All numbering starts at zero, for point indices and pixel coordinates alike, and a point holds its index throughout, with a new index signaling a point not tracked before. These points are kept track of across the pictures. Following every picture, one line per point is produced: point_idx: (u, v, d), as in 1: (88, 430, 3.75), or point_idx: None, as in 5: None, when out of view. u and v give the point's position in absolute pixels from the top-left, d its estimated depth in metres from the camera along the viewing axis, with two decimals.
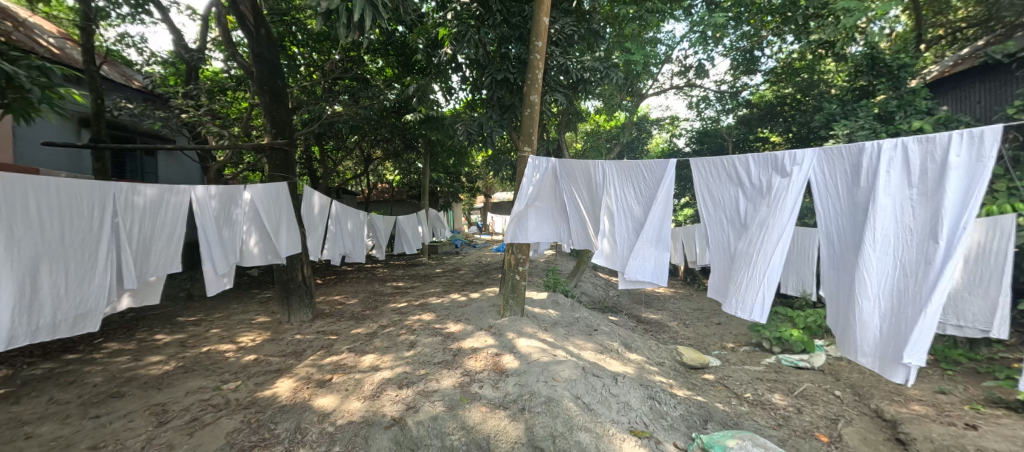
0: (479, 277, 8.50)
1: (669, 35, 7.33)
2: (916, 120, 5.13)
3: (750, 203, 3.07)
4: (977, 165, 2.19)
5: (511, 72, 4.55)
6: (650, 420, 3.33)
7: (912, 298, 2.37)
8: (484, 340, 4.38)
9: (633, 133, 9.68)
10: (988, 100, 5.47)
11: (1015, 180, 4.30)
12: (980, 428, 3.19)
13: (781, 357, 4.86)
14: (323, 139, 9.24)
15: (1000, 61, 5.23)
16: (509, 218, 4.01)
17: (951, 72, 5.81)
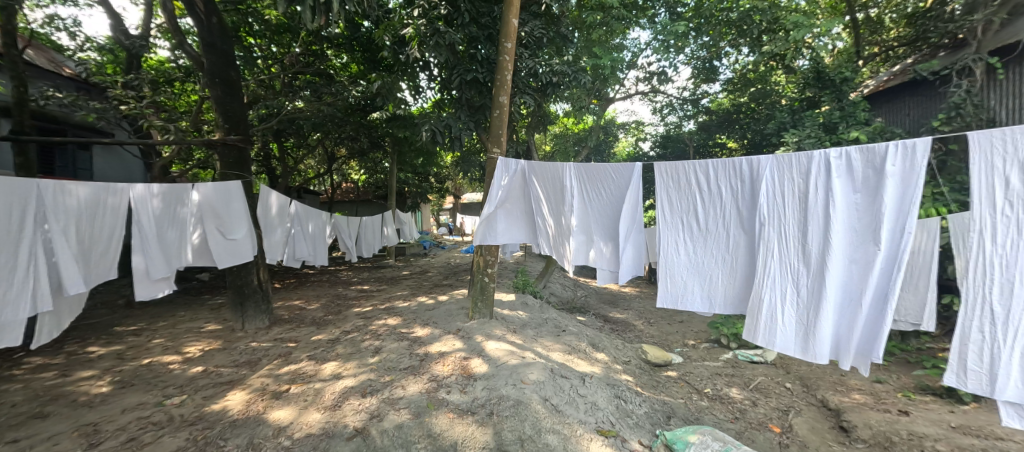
0: (447, 280, 8.38)
1: (634, 42, 7.62)
2: (855, 130, 5.57)
3: (711, 208, 3.21)
4: (912, 172, 2.43)
5: (480, 72, 4.55)
6: (617, 419, 3.39)
7: (861, 296, 2.57)
8: (452, 344, 4.32)
9: (600, 136, 9.94)
10: (917, 112, 6.08)
11: (940, 186, 4.74)
12: (911, 414, 3.48)
13: (738, 352, 5.10)
14: (282, 137, 8.84)
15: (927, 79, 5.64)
16: (479, 220, 3.97)
17: (885, 86, 6.39)
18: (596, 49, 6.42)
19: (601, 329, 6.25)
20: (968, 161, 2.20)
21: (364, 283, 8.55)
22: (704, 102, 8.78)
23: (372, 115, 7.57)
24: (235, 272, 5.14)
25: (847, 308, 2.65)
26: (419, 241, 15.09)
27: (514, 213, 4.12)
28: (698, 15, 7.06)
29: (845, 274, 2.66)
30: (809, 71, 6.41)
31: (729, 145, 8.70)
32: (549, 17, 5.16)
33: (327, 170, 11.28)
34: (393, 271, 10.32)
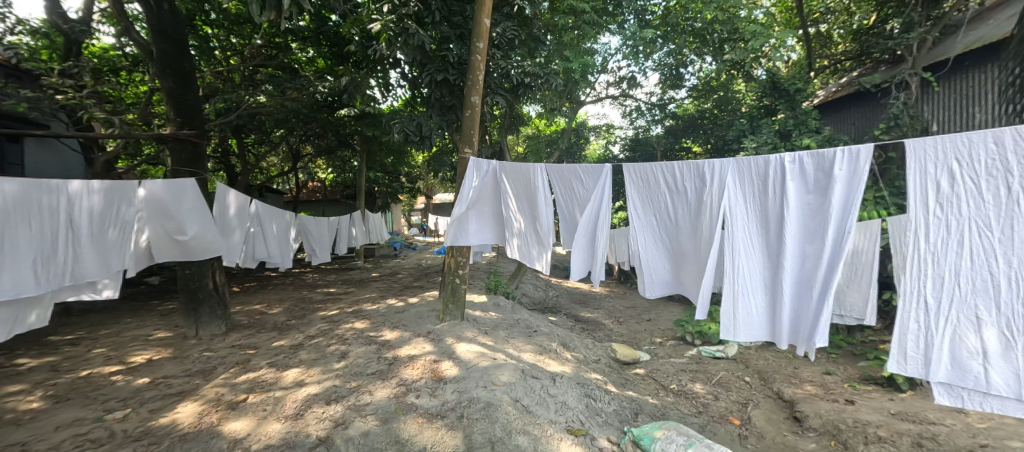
0: (417, 281, 8.22)
1: (604, 47, 7.84)
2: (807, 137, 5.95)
3: (680, 208, 3.37)
4: (855, 176, 2.60)
5: (451, 73, 4.50)
6: (586, 417, 3.43)
7: (810, 290, 2.76)
8: (422, 347, 4.25)
9: (572, 138, 10.11)
10: (860, 122, 6.61)
11: (881, 191, 5.12)
12: (856, 403, 3.73)
13: (701, 348, 5.29)
14: (242, 132, 8.43)
15: (868, 90, 6.07)
16: (450, 221, 3.89)
17: (834, 98, 6.90)
18: (568, 52, 6.53)
19: (572, 328, 6.32)
20: (905, 168, 2.37)
21: (329, 286, 8.25)
22: (670, 107, 8.97)
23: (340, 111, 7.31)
24: (187, 276, 4.83)
25: (798, 300, 2.84)
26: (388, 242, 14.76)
27: (485, 214, 4.10)
28: (665, 24, 7.32)
29: (796, 269, 2.85)
30: (766, 82, 6.81)
31: (694, 148, 9.14)
32: (522, 19, 5.18)
33: (291, 169, 10.85)
34: (359, 273, 10.02)
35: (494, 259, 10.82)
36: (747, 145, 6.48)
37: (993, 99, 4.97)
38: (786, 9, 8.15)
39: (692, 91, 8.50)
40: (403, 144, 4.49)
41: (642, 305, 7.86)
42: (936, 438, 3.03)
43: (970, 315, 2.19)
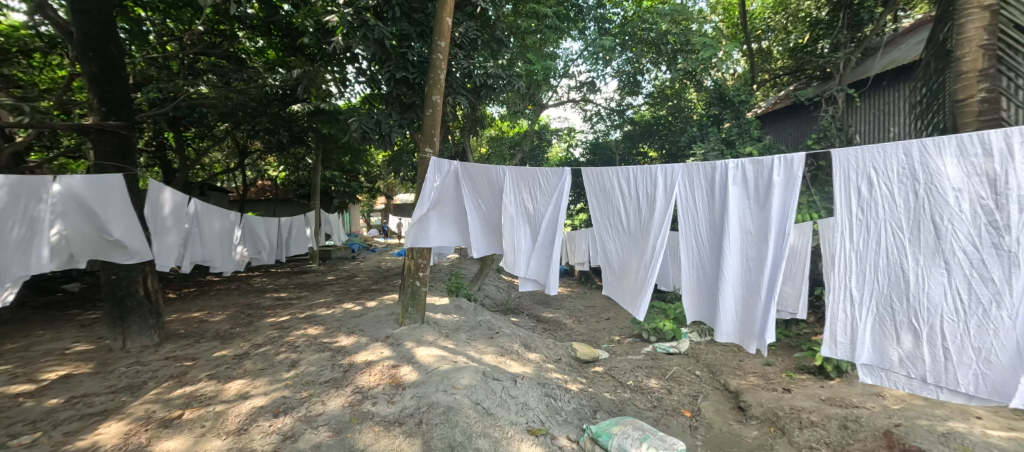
0: (375, 285, 7.94)
1: (566, 52, 8.04)
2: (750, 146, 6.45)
3: (633, 212, 3.55)
4: (790, 181, 2.79)
5: (411, 71, 4.40)
6: (546, 417, 3.46)
7: (756, 289, 2.93)
8: (379, 352, 4.12)
9: (534, 141, 10.26)
10: (795, 132, 7.24)
11: (813, 196, 5.60)
12: (792, 391, 4.05)
13: (656, 345, 5.52)
14: (180, 124, 7.81)
15: (804, 104, 6.75)
16: (410, 222, 3.82)
17: (773, 109, 7.54)
18: (531, 55, 6.66)
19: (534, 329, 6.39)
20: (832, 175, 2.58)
21: (277, 290, 7.78)
22: (628, 113, 9.37)
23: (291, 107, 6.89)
24: (112, 282, 4.42)
25: (746, 299, 3.02)
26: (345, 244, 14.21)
27: (448, 216, 4.05)
28: (624, 32, 7.70)
29: (743, 269, 3.03)
30: (713, 93, 7.35)
31: (650, 153, 9.44)
32: (484, 20, 5.15)
33: (237, 166, 10.19)
34: (311, 276, 9.53)
35: (455, 262, 10.70)
36: (698, 151, 6.91)
37: (905, 116, 5.45)
38: (733, 24, 8.95)
39: (648, 98, 8.86)
40: (363, 142, 4.34)
41: (601, 304, 8.07)
42: (858, 420, 3.30)
43: (886, 307, 2.40)
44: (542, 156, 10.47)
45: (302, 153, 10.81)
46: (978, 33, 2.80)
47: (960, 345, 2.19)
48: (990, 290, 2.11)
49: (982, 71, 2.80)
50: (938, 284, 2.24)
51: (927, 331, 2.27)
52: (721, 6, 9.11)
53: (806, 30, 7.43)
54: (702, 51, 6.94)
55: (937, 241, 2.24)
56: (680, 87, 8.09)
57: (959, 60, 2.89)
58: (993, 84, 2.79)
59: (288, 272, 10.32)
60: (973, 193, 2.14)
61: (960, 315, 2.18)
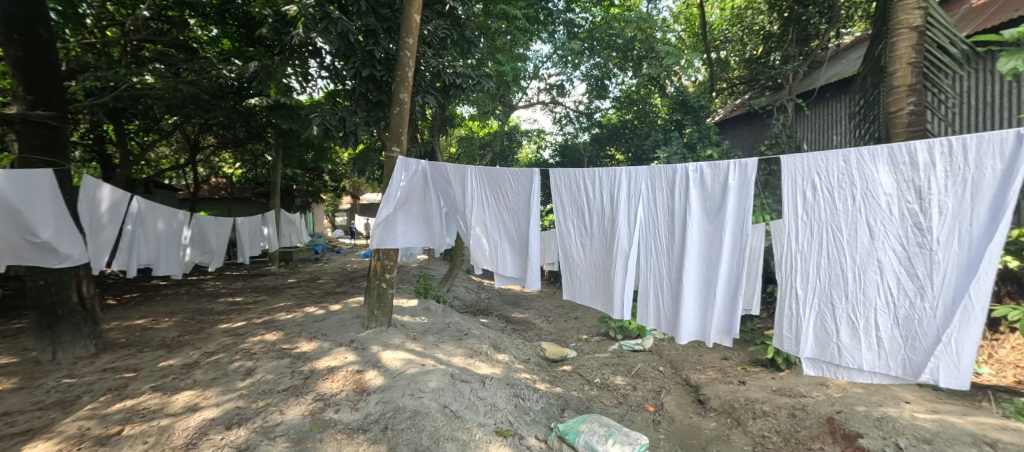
0: (340, 287, 7.67)
1: (536, 54, 8.11)
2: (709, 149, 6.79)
3: (599, 214, 3.64)
4: (744, 184, 2.93)
5: (377, 69, 4.28)
6: (515, 418, 3.47)
7: (715, 287, 3.07)
8: (342, 358, 4.00)
9: (504, 142, 10.28)
10: (750, 137, 7.69)
11: (765, 199, 5.97)
12: (747, 383, 4.28)
13: (622, 343, 5.67)
14: (122, 117, 7.26)
15: (758, 111, 7.20)
16: (376, 223, 3.73)
17: (729, 116, 8.00)
18: (501, 56, 6.71)
19: (504, 329, 6.40)
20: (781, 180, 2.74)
21: (232, 295, 7.36)
22: (597, 116, 9.61)
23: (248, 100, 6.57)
24: (40, 288, 4.01)
25: (705, 297, 3.15)
26: (307, 245, 13.68)
27: (414, 216, 4.04)
28: (592, 37, 8.02)
29: (702, 268, 3.17)
30: (675, 100, 7.73)
31: (617, 157, 9.61)
32: (454, 18, 5.09)
33: (187, 162, 9.60)
34: (268, 279, 9.08)
35: (423, 263, 10.54)
36: (661, 155, 7.19)
37: (845, 126, 5.89)
38: (694, 34, 9.41)
39: (615, 102, 9.11)
40: (327, 139, 4.20)
41: (570, 303, 8.21)
42: (805, 409, 3.52)
43: (828, 302, 2.57)
44: (512, 157, 10.54)
45: (261, 150, 10.31)
46: (907, 52, 3.08)
47: (891, 334, 2.38)
48: (916, 283, 2.30)
49: (910, 86, 3.08)
50: (873, 279, 2.42)
51: (865, 324, 2.45)
52: (683, 17, 9.50)
53: (760, 42, 7.90)
54: (664, 59, 7.28)
55: (871, 240, 2.42)
56: (645, 93, 8.38)
57: (891, 75, 3.15)
58: (919, 98, 3.07)
59: (244, 275, 9.80)
60: (903, 195, 2.32)
61: (891, 307, 2.37)
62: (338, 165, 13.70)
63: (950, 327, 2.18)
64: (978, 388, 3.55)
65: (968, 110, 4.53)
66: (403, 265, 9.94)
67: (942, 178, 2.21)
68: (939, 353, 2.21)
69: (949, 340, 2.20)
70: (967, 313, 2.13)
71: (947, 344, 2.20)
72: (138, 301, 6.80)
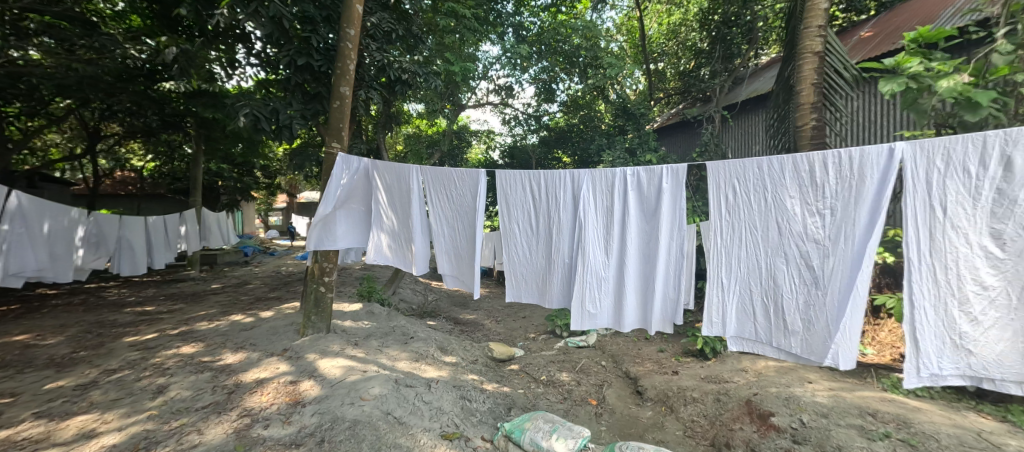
0: (274, 292, 7.10)
1: (485, 55, 8.12)
2: (649, 155, 7.26)
3: (546, 214, 3.69)
4: (676, 187, 3.19)
5: (314, 58, 4.02)
6: (461, 420, 3.42)
7: (653, 282, 3.34)
8: (273, 369, 3.73)
9: (453, 141, 10.16)
10: (685, 144, 8.25)
11: (696, 202, 6.48)
12: (680, 373, 4.61)
13: (568, 339, 5.84)
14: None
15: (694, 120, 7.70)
16: (313, 223, 3.70)
17: (666, 124, 8.57)
18: (449, 54, 6.65)
19: (452, 331, 6.30)
20: (708, 185, 3.01)
21: (141, 303, 6.53)
22: (545, 119, 9.72)
23: (163, 86, 5.84)
24: None
25: (645, 290, 3.40)
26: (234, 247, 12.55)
27: (356, 215, 4.01)
28: (540, 42, 8.32)
29: (641, 264, 3.42)
30: (619, 106, 8.22)
31: (564, 159, 9.69)
32: (400, 12, 4.95)
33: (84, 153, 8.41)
34: (185, 285, 8.16)
35: (368, 266, 10.08)
36: (606, 159, 7.55)
37: (762, 137, 6.55)
38: (635, 45, 9.96)
39: (562, 106, 9.34)
40: (256, 133, 3.90)
41: (518, 304, 8.28)
42: (728, 393, 3.85)
43: (747, 292, 2.89)
44: (461, 156, 10.44)
45: (177, 140, 9.27)
46: (811, 74, 3.49)
47: (797, 321, 2.69)
48: (814, 275, 2.62)
49: (813, 104, 3.49)
50: (782, 272, 2.74)
51: (776, 313, 2.77)
52: (625, 28, 10.22)
53: (692, 58, 8.55)
54: (608, 70, 7.76)
55: (779, 238, 2.75)
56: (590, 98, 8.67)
57: (798, 94, 3.56)
58: (820, 115, 3.49)
59: (156, 281, 8.76)
60: (804, 198, 2.65)
61: (795, 297, 2.69)
62: (270, 160, 12.71)
63: (840, 316, 2.52)
64: (865, 366, 4.11)
65: (857, 126, 5.23)
66: (343, 267, 9.43)
67: (834, 183, 2.54)
68: (835, 339, 2.51)
69: (843, 327, 2.52)
70: (854, 303, 2.47)
71: (840, 330, 2.52)
72: (17, 312, 5.81)
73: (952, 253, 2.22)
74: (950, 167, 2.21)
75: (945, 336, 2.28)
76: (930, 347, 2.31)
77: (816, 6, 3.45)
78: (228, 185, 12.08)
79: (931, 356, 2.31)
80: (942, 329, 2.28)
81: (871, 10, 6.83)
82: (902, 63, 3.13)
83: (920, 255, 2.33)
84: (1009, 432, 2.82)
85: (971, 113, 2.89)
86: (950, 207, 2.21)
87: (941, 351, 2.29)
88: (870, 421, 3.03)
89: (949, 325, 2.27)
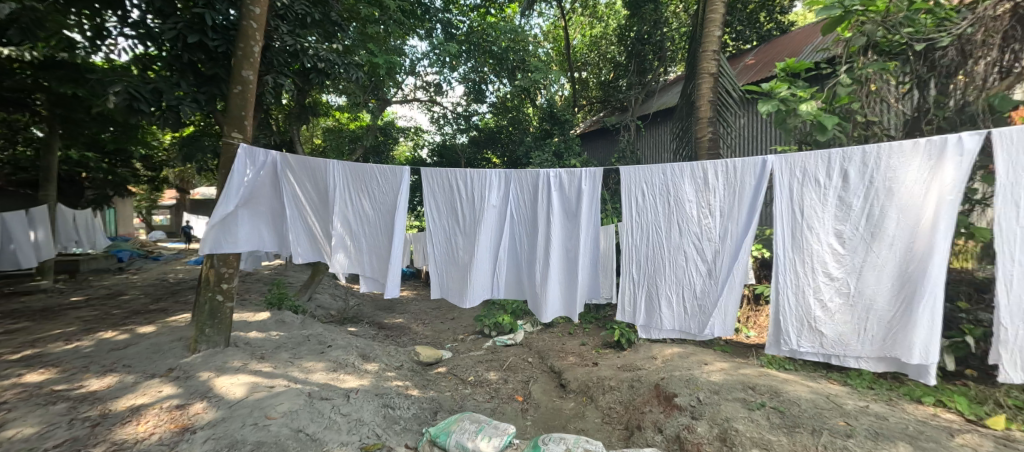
0: (156, 304, 6.07)
1: (412, 50, 7.85)
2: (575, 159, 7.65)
3: (469, 214, 3.65)
4: (594, 189, 3.43)
5: (211, 37, 3.56)
6: (384, 429, 3.25)
7: (574, 276, 3.53)
8: (154, 393, 3.20)
9: (379, 137, 9.71)
10: (606, 150, 8.80)
11: (615, 204, 7.00)
12: (599, 363, 4.92)
13: (496, 339, 5.90)
14: None
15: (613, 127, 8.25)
16: (211, 225, 3.28)
17: (589, 130, 9.11)
18: (373, 46, 6.33)
19: (376, 337, 5.99)
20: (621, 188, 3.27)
21: None
22: (474, 120, 9.69)
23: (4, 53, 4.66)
24: None
25: (567, 284, 3.57)
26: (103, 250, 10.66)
27: (261, 214, 3.63)
28: (469, 41, 8.28)
29: (564, 259, 3.58)
30: (546, 112, 8.51)
31: (493, 160, 9.76)
32: None
33: None
34: (29, 298, 6.66)
35: (275, 270, 9.15)
36: (535, 161, 7.82)
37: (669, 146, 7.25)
38: (561, 53, 10.47)
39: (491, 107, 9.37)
40: (132, 116, 3.36)
41: (446, 305, 8.14)
42: (640, 379, 4.20)
43: (655, 285, 3.20)
44: (387, 153, 10.03)
45: (20, 121, 7.48)
46: (708, 93, 3.96)
47: (696, 308, 3.06)
48: (709, 268, 3.01)
49: (709, 119, 3.96)
50: (683, 266, 3.10)
51: (679, 302, 3.12)
52: (551, 36, 10.74)
53: (612, 69, 9.20)
54: (535, 74, 8.06)
55: (680, 235, 3.09)
56: (518, 101, 8.84)
57: (698, 109, 4.01)
58: (714, 129, 3.98)
59: None
60: (699, 201, 3.03)
61: (694, 287, 3.06)
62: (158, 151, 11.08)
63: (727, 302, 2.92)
64: (748, 347, 4.77)
65: (743, 141, 6.05)
66: (248, 272, 8.48)
67: (724, 189, 2.95)
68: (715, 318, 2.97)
69: (725, 310, 2.95)
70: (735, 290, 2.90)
71: (723, 312, 2.95)
72: None
73: (809, 250, 2.74)
74: (805, 179, 2.73)
75: (803, 320, 2.79)
76: (791, 329, 2.82)
77: (711, 33, 3.92)
78: (93, 179, 9.79)
79: (792, 335, 2.82)
80: (802, 314, 2.79)
81: (753, 41, 7.95)
82: (775, 88, 3.71)
83: (786, 250, 2.84)
84: (848, 394, 3.48)
85: (821, 133, 3.48)
86: (807, 212, 2.73)
87: (800, 331, 2.80)
88: (752, 394, 3.52)
89: (807, 310, 2.78)
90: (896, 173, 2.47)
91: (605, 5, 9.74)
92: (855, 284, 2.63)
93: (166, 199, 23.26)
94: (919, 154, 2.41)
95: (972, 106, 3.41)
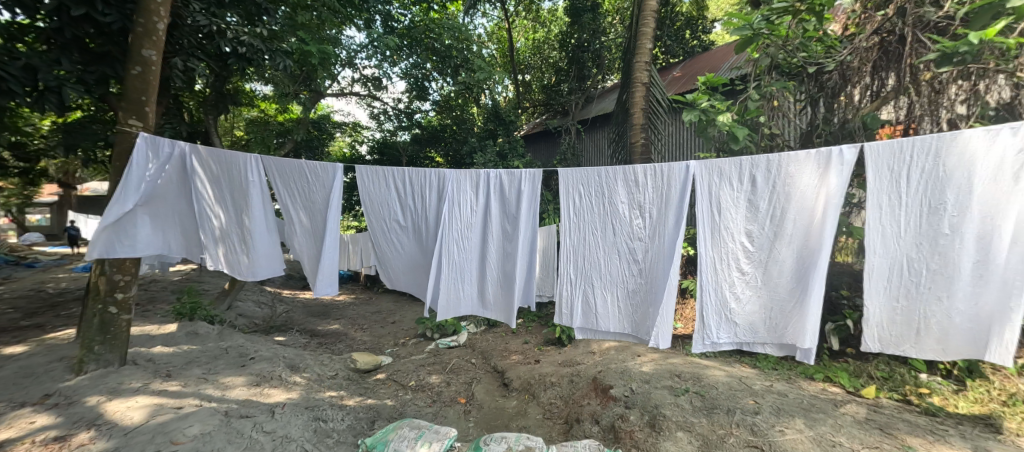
0: (31, 318, 5.13)
1: (349, 40, 7.44)
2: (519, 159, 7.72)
3: (408, 212, 3.62)
4: (535, 189, 3.39)
5: (100, 8, 3.10)
6: (314, 444, 3.03)
7: (513, 276, 3.47)
8: (24, 425, 2.69)
9: (311, 132, 9.01)
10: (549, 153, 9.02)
11: (556, 204, 7.21)
12: (541, 361, 5.02)
13: (438, 341, 5.78)
14: None
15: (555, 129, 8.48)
16: (101, 226, 2.82)
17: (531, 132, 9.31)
18: (304, 33, 5.90)
19: (307, 346, 5.58)
20: (562, 188, 3.38)
21: None
22: (417, 117, 9.43)
23: None
24: None
25: (505, 285, 3.53)
26: None
27: (164, 214, 3.20)
28: (410, 36, 8.05)
29: (501, 260, 3.56)
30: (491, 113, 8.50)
31: (436, 159, 9.57)
32: None
33: None
34: None
35: (185, 276, 8.18)
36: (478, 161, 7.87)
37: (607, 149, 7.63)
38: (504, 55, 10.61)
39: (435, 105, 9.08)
40: None
41: (386, 309, 7.81)
42: (580, 373, 4.34)
43: (592, 284, 3.33)
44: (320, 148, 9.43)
45: None
46: (640, 100, 4.21)
47: (629, 305, 3.23)
48: (640, 266, 3.20)
49: (642, 125, 4.21)
50: (617, 265, 3.26)
51: (613, 299, 3.27)
52: (495, 37, 10.81)
53: (553, 74, 9.46)
54: (479, 72, 7.99)
55: (614, 235, 3.26)
56: (461, 100, 8.76)
57: (632, 116, 4.25)
58: (646, 135, 4.24)
59: None
60: (631, 203, 3.20)
61: (627, 285, 3.23)
62: None
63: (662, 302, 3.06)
64: (676, 338, 5.17)
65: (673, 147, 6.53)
66: (151, 279, 7.48)
67: (652, 192, 3.14)
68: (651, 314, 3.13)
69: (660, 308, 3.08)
70: (670, 290, 3.03)
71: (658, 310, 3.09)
72: None
73: (724, 248, 3.03)
74: (720, 183, 3.00)
75: (721, 313, 3.06)
76: (712, 323, 3.07)
77: (643, 46, 4.17)
78: None
79: (712, 328, 3.07)
80: (719, 307, 3.07)
81: (679, 55, 8.63)
82: (696, 99, 3.99)
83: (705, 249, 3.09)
84: (757, 375, 3.89)
85: (733, 142, 3.81)
86: (724, 213, 3.01)
87: (719, 324, 3.07)
88: (679, 381, 3.81)
89: (723, 303, 3.06)
90: (793, 179, 2.81)
91: (548, 11, 10.00)
92: (763, 279, 2.95)
93: (41, 194, 19.75)
94: (811, 162, 2.75)
95: (851, 122, 3.99)
